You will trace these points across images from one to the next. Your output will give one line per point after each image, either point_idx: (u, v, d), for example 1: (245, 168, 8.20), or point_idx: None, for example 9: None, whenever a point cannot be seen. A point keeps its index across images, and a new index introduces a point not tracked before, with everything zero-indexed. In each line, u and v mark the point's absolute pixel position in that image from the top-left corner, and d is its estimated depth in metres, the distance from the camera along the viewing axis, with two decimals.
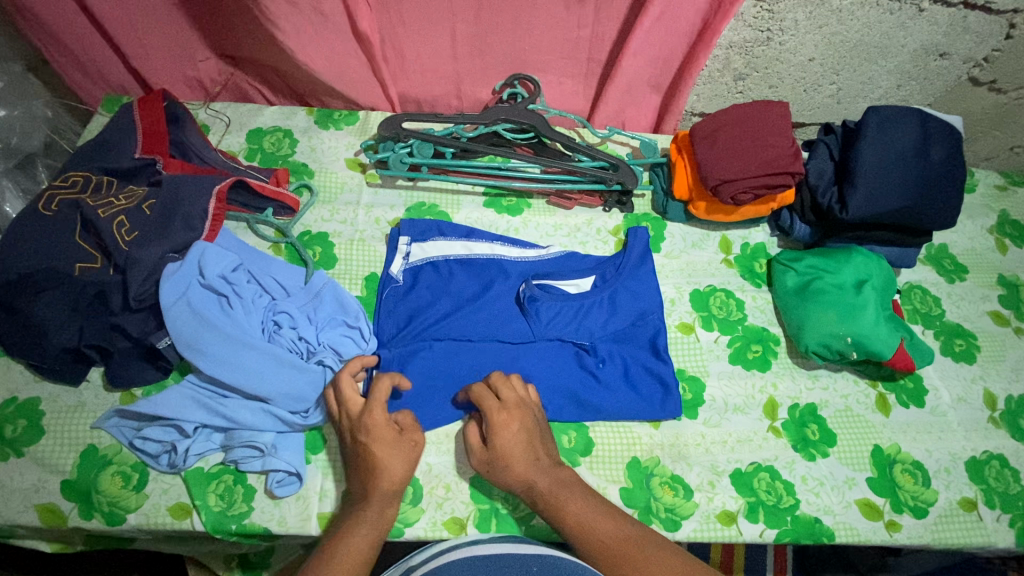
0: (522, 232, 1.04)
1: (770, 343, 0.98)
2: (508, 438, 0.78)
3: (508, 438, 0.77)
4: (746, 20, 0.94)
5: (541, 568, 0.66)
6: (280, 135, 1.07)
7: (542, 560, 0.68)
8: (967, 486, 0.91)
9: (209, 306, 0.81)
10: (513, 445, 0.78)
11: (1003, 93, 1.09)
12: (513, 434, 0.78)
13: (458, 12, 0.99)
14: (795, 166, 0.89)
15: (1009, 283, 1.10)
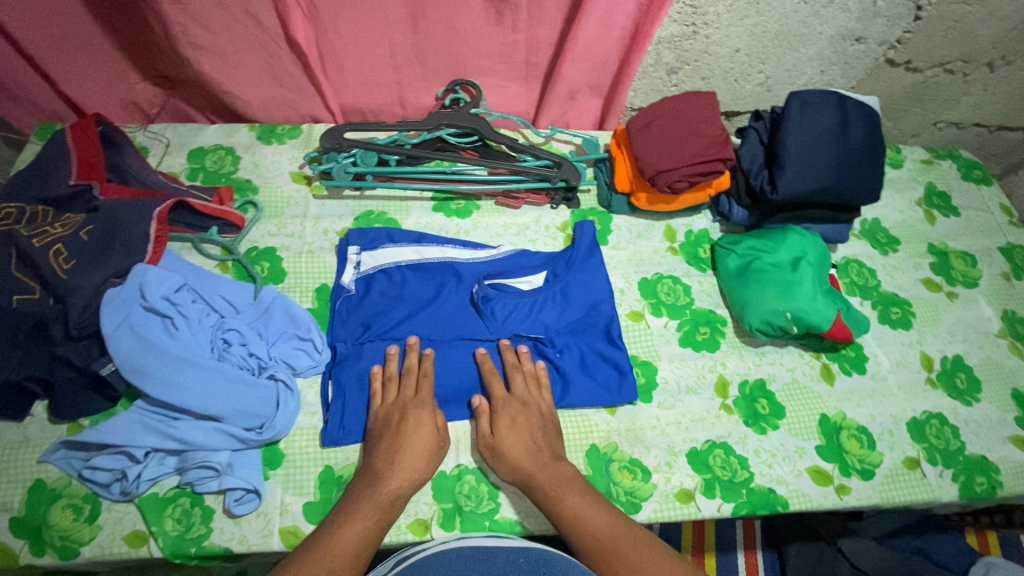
0: (473, 234, 1.05)
1: (718, 324, 1.01)
2: (508, 428, 0.84)
3: (507, 426, 0.84)
4: (672, 16, 0.98)
5: (528, 560, 0.69)
6: (222, 153, 1.06)
7: (530, 553, 0.70)
8: (910, 446, 0.95)
9: (154, 329, 0.80)
10: (514, 436, 0.83)
11: (919, 72, 1.14)
12: (513, 424, 0.84)
13: (392, 22, 1.00)
14: (725, 152, 0.93)
15: (938, 251, 1.16)
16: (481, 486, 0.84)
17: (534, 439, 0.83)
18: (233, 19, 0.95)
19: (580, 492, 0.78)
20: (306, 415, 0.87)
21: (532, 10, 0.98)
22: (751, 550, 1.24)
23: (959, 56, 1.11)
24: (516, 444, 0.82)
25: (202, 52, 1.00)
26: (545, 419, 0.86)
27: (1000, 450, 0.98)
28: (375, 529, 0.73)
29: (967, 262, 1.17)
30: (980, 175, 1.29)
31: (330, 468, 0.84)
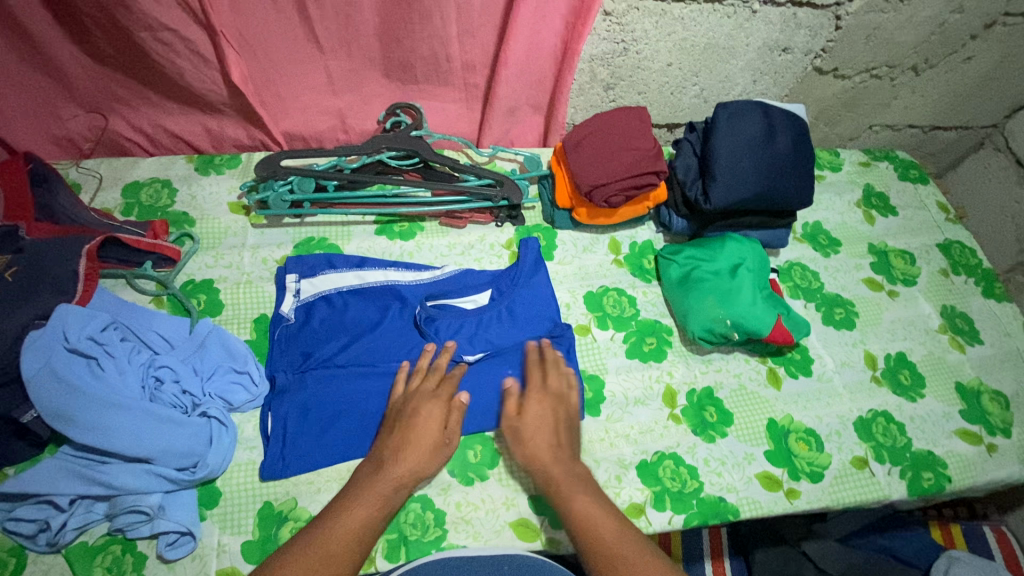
0: (417, 256, 1.05)
1: (663, 334, 1.02)
2: (536, 416, 0.84)
3: (535, 415, 0.84)
4: (600, 34, 0.99)
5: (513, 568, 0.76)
6: (158, 186, 1.04)
7: (513, 560, 0.77)
8: (857, 445, 0.96)
9: (77, 371, 0.78)
10: (539, 424, 0.83)
11: (847, 79, 1.17)
12: (541, 414, 0.84)
13: (326, 49, 1.00)
14: (658, 166, 0.95)
15: (878, 251, 1.19)
16: (426, 513, 0.82)
17: (557, 431, 0.83)
18: (174, 56, 0.95)
19: (594, 495, 0.77)
20: (244, 450, 0.85)
21: (464, 33, 0.99)
22: (718, 559, 1.23)
23: (884, 61, 1.14)
24: (545, 430, 0.83)
25: (146, 73, 0.99)
26: (566, 417, 0.86)
27: (946, 445, 0.99)
28: (372, 525, 0.72)
29: (907, 260, 1.19)
30: (916, 175, 1.33)
31: (269, 504, 0.81)
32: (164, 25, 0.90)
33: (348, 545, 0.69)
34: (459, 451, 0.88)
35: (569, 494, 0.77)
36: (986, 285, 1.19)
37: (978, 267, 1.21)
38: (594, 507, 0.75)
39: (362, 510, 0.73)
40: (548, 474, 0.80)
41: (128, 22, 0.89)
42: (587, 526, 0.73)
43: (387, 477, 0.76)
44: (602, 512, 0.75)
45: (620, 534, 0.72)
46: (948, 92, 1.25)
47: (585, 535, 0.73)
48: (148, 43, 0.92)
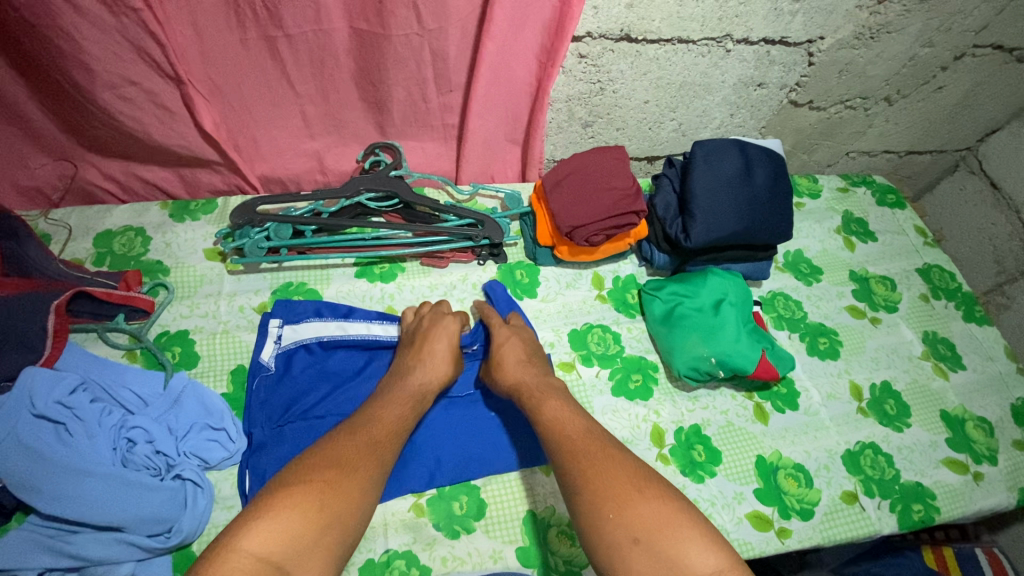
0: (398, 298, 1.03)
1: (649, 370, 1.01)
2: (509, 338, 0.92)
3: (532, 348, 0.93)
4: (576, 75, 1.00)
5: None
6: (131, 235, 1.02)
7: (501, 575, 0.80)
8: (846, 480, 0.95)
9: (44, 438, 0.75)
10: (513, 348, 0.91)
11: (823, 110, 1.19)
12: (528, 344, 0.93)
13: (302, 95, 0.99)
14: (637, 205, 0.95)
15: (860, 278, 1.20)
16: (411, 571, 0.80)
17: (526, 352, 0.91)
18: (144, 110, 0.93)
19: (561, 399, 0.83)
20: (222, 510, 0.82)
21: (440, 76, 0.99)
22: None
23: (858, 93, 1.16)
24: (511, 351, 0.90)
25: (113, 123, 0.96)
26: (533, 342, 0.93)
27: (934, 475, 0.99)
28: (405, 421, 0.80)
29: (888, 286, 1.20)
30: (894, 199, 1.35)
31: None
32: (131, 77, 0.88)
33: (386, 436, 0.76)
34: (444, 503, 0.86)
35: (538, 400, 0.83)
36: (967, 309, 1.20)
37: (958, 291, 1.23)
38: (562, 411, 0.81)
39: (393, 412, 0.79)
40: (518, 390, 0.86)
41: (95, 75, 0.87)
42: (554, 428, 0.79)
43: (411, 384, 0.84)
44: (567, 413, 0.81)
45: (584, 432, 0.77)
46: (922, 120, 1.27)
47: (552, 431, 0.78)
48: (113, 101, 0.91)
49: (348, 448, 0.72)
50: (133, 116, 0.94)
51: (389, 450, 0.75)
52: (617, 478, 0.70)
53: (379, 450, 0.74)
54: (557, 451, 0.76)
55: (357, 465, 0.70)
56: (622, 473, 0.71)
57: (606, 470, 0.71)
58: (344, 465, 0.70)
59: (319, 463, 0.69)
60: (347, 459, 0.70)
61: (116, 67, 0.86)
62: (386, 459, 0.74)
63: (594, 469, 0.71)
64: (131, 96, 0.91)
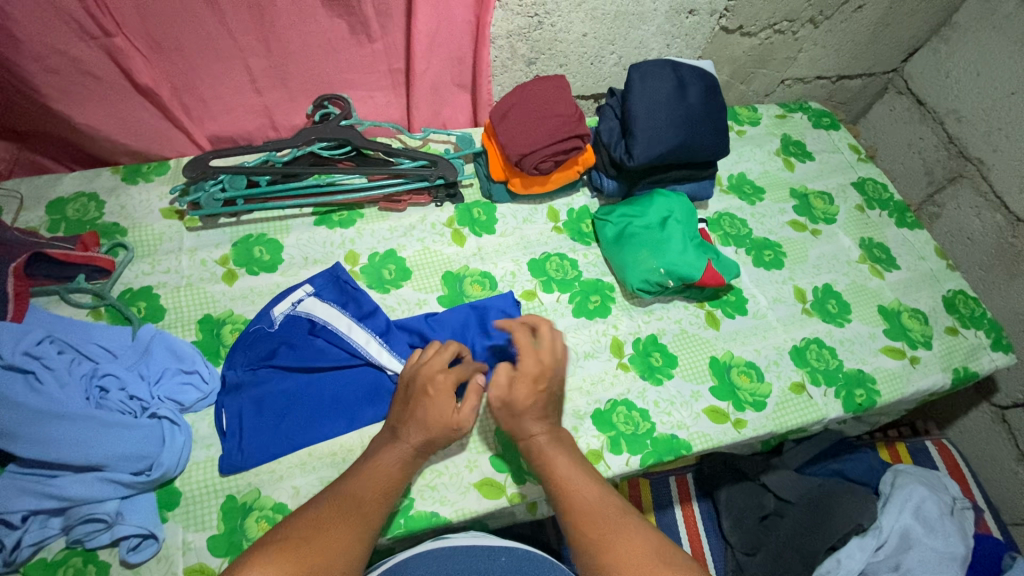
0: (359, 242, 1.06)
1: (606, 291, 1.06)
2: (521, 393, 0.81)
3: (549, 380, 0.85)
4: (514, 9, 1.03)
5: (510, 559, 0.76)
6: (84, 200, 1.02)
7: (510, 552, 0.78)
8: (794, 372, 1.03)
9: (14, 387, 0.76)
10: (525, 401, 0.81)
11: (753, 36, 1.25)
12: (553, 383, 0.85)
13: (245, 47, 0.99)
14: (580, 129, 1.00)
15: (800, 194, 1.27)
16: None
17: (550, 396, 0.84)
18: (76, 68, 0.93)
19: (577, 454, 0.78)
20: (202, 448, 0.85)
21: (380, 20, 1.01)
22: (687, 503, 1.28)
23: (784, 16, 1.22)
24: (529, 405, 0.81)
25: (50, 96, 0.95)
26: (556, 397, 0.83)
27: (874, 362, 1.07)
28: (392, 476, 0.77)
29: (826, 200, 1.27)
30: (829, 121, 1.42)
31: (232, 497, 0.81)
32: (59, 33, 0.87)
33: (373, 496, 0.73)
34: None
35: (551, 458, 0.79)
36: (899, 216, 1.29)
37: (890, 201, 1.31)
38: (573, 471, 0.78)
39: (382, 473, 0.76)
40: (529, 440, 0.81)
41: (13, 51, 0.87)
42: (566, 488, 0.76)
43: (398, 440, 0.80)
44: (575, 471, 0.78)
45: (596, 496, 0.75)
46: (847, 41, 1.34)
47: (565, 495, 0.75)
48: (41, 74, 0.91)
49: (341, 516, 0.69)
50: (72, 73, 0.93)
51: (377, 515, 0.72)
52: (633, 542, 0.68)
53: (370, 517, 0.71)
54: (570, 518, 0.74)
55: (347, 535, 0.67)
56: (635, 535, 0.69)
57: (623, 538, 0.69)
58: (338, 534, 0.67)
59: (312, 532, 0.66)
60: (339, 530, 0.67)
61: (46, 18, 0.85)
62: (371, 518, 0.71)
63: (609, 535, 0.69)
64: (61, 63, 0.91)
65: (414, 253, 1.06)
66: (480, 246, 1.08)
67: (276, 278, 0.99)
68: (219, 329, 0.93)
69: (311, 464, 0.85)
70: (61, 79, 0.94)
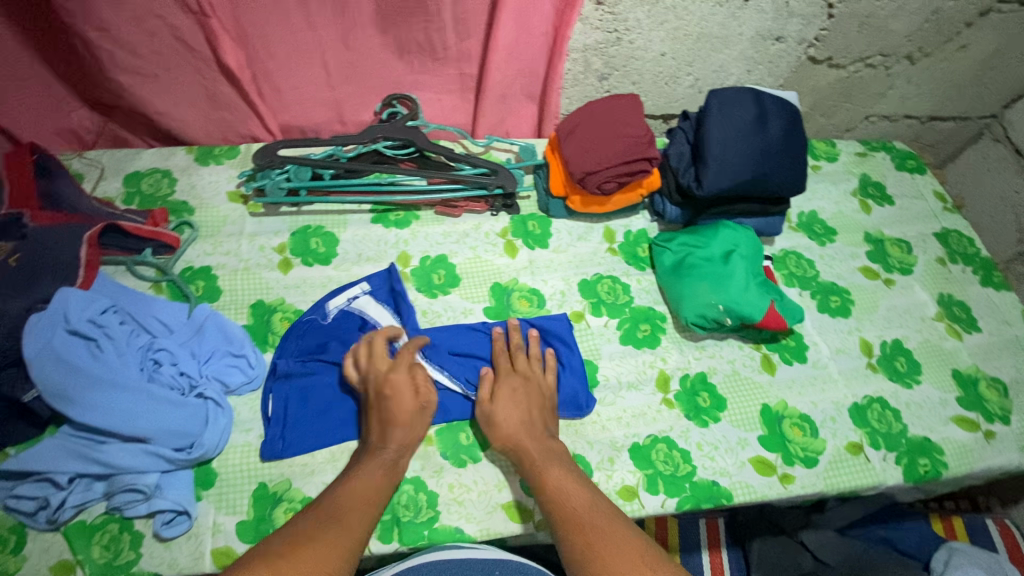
0: (412, 244, 1.05)
1: (657, 321, 1.02)
2: (507, 398, 0.86)
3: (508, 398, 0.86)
4: (593, 23, 1.00)
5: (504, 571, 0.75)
6: (158, 176, 1.06)
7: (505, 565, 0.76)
8: (852, 431, 0.96)
9: (77, 352, 0.80)
10: (511, 405, 0.85)
11: (842, 68, 1.18)
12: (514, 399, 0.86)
13: (323, 41, 1.01)
14: (650, 151, 0.96)
15: (875, 240, 1.19)
16: (419, 495, 0.83)
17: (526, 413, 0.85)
18: (166, 43, 0.95)
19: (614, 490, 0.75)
20: (240, 432, 0.86)
21: (458, 24, 1.00)
22: (715, 550, 1.22)
23: (878, 50, 1.15)
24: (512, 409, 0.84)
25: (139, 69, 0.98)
26: (545, 396, 0.88)
27: (942, 431, 0.98)
28: (381, 487, 0.75)
29: (904, 249, 1.19)
30: (914, 165, 1.32)
31: (264, 485, 0.82)
32: (153, 11, 0.90)
33: (357, 504, 0.71)
34: (451, 434, 0.88)
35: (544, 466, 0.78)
36: (984, 274, 1.19)
37: (976, 256, 1.21)
38: (565, 480, 0.76)
39: (368, 485, 0.74)
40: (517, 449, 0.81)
41: (117, 13, 0.89)
42: (556, 498, 0.75)
43: (385, 452, 0.79)
44: (565, 480, 0.77)
45: (591, 503, 0.73)
46: (944, 82, 1.25)
47: (555, 506, 0.74)
48: (136, 33, 0.92)
49: (324, 527, 0.66)
50: (160, 51, 0.96)
51: (363, 526, 0.69)
52: (626, 554, 0.66)
53: (355, 529, 0.68)
54: (560, 527, 0.72)
55: (331, 548, 0.64)
56: (631, 546, 0.67)
57: (611, 545, 0.67)
58: (321, 546, 0.64)
59: (293, 543, 0.63)
60: (322, 542, 0.64)
61: None
62: (359, 524, 0.69)
63: (600, 543, 0.67)
64: (157, 26, 0.93)
65: (464, 260, 1.05)
66: (531, 259, 1.06)
67: (329, 272, 1.00)
68: (270, 316, 0.95)
69: (343, 463, 0.85)
70: (150, 55, 0.96)
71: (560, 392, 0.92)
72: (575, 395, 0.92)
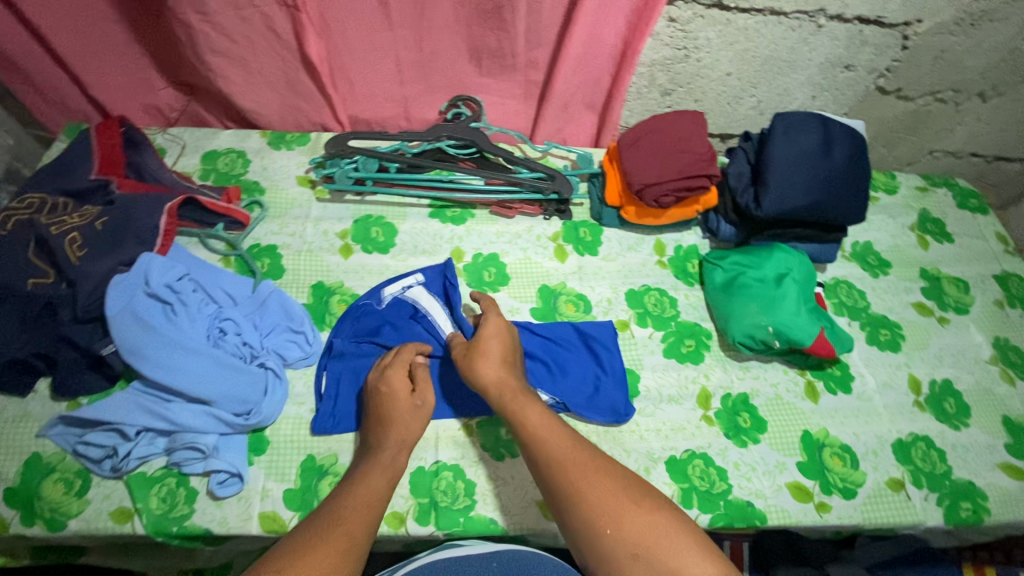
0: (466, 241, 1.09)
1: (702, 337, 1.03)
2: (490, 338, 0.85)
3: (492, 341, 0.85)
4: (663, 39, 1.02)
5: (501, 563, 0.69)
6: (234, 156, 1.12)
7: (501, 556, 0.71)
8: (894, 467, 0.94)
9: (154, 313, 0.86)
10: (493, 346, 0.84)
11: (910, 100, 1.17)
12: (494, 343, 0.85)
13: (401, 40, 1.06)
14: (711, 168, 0.97)
15: (930, 276, 1.17)
16: (457, 483, 0.86)
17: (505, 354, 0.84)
18: (257, 32, 1.00)
19: None
20: (293, 405, 0.90)
21: (531, 32, 1.03)
22: None
23: (950, 85, 1.14)
24: (493, 350, 0.83)
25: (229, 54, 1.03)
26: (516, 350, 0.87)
27: (989, 477, 0.96)
28: (383, 493, 0.72)
29: (960, 288, 1.16)
30: (977, 204, 1.28)
31: (312, 457, 0.86)
32: (250, 2, 0.95)
33: (360, 511, 0.67)
34: (491, 428, 0.91)
35: (520, 406, 0.77)
36: None
37: None
38: (542, 419, 0.76)
39: (371, 493, 0.70)
40: (499, 392, 0.80)
41: (217, 2, 0.94)
42: (534, 441, 0.74)
43: (387, 462, 0.76)
44: (544, 420, 0.76)
45: (569, 440, 0.73)
46: (1016, 122, 1.23)
47: (533, 446, 0.74)
48: (233, 22, 0.97)
49: (325, 533, 0.63)
50: (250, 40, 1.01)
51: (366, 534, 0.65)
52: (609, 491, 0.68)
53: (357, 536, 0.64)
54: (540, 466, 0.72)
55: (330, 551, 0.60)
56: (614, 488, 0.68)
57: (592, 487, 0.68)
58: (324, 553, 0.60)
59: (292, 549, 0.60)
60: (325, 548, 0.60)
61: None
62: (360, 530, 0.65)
63: (585, 487, 0.68)
64: (251, 17, 0.97)
65: (515, 260, 1.08)
66: (581, 265, 1.08)
67: (386, 260, 1.04)
68: (328, 297, 0.99)
69: None
70: (241, 43, 1.01)
71: (599, 400, 0.93)
72: (616, 403, 0.93)
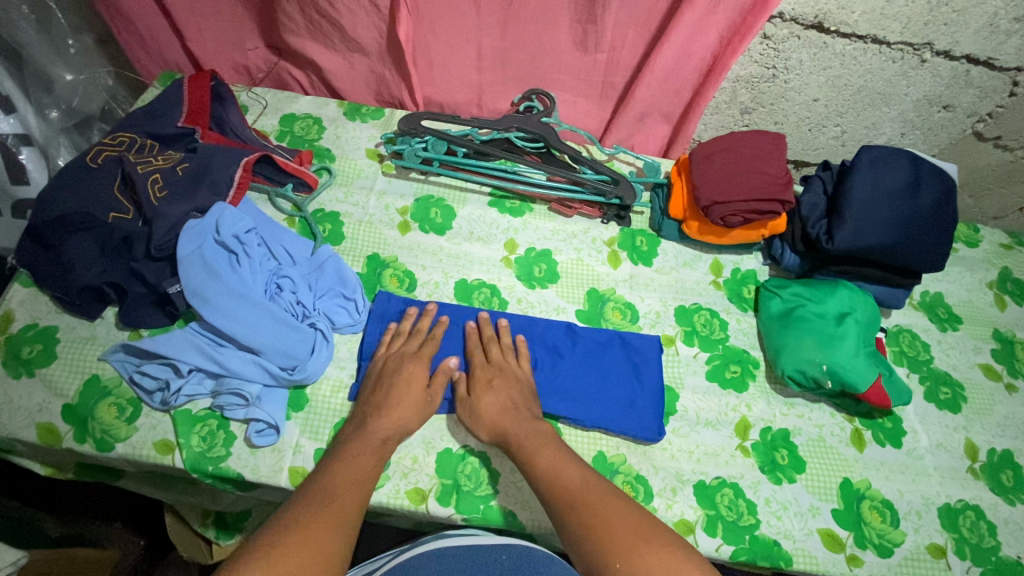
0: (521, 233, 1.09)
1: (749, 365, 0.99)
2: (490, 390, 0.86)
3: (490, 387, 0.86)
4: (753, 56, 0.99)
5: (509, 557, 0.72)
6: (310, 122, 1.16)
7: (511, 550, 0.73)
8: (937, 533, 0.89)
9: (220, 260, 0.90)
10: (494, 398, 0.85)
11: (1009, 150, 1.11)
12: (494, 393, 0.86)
13: (485, 28, 1.06)
14: (784, 194, 0.93)
15: (1004, 338, 1.09)
16: (482, 470, 0.86)
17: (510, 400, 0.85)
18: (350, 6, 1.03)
19: None
20: (335, 368, 0.92)
21: (617, 34, 1.02)
22: None
23: None
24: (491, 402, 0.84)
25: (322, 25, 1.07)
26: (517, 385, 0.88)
27: None
28: (370, 469, 0.76)
29: None
30: None
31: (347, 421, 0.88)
32: None
33: (342, 486, 0.71)
34: None
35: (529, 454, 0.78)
36: None
37: None
38: (555, 461, 0.77)
39: (357, 470, 0.74)
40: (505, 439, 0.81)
41: None
42: (549, 479, 0.75)
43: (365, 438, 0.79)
44: (561, 461, 0.77)
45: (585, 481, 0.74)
46: None
47: (548, 487, 0.74)
48: None
49: (315, 512, 0.66)
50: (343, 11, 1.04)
51: (355, 510, 0.69)
52: (621, 527, 0.68)
53: (346, 513, 0.68)
54: (555, 504, 0.73)
55: (322, 529, 0.64)
56: (629, 526, 0.67)
57: (608, 522, 0.68)
58: (316, 532, 0.64)
59: (282, 528, 0.63)
60: (317, 523, 0.65)
61: None
62: (348, 513, 0.68)
63: (597, 521, 0.69)
64: None
65: (567, 260, 1.07)
66: (633, 274, 1.07)
67: (441, 242, 1.06)
68: (381, 270, 1.01)
69: None
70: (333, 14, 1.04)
71: (632, 407, 0.91)
72: (653, 419, 0.91)
